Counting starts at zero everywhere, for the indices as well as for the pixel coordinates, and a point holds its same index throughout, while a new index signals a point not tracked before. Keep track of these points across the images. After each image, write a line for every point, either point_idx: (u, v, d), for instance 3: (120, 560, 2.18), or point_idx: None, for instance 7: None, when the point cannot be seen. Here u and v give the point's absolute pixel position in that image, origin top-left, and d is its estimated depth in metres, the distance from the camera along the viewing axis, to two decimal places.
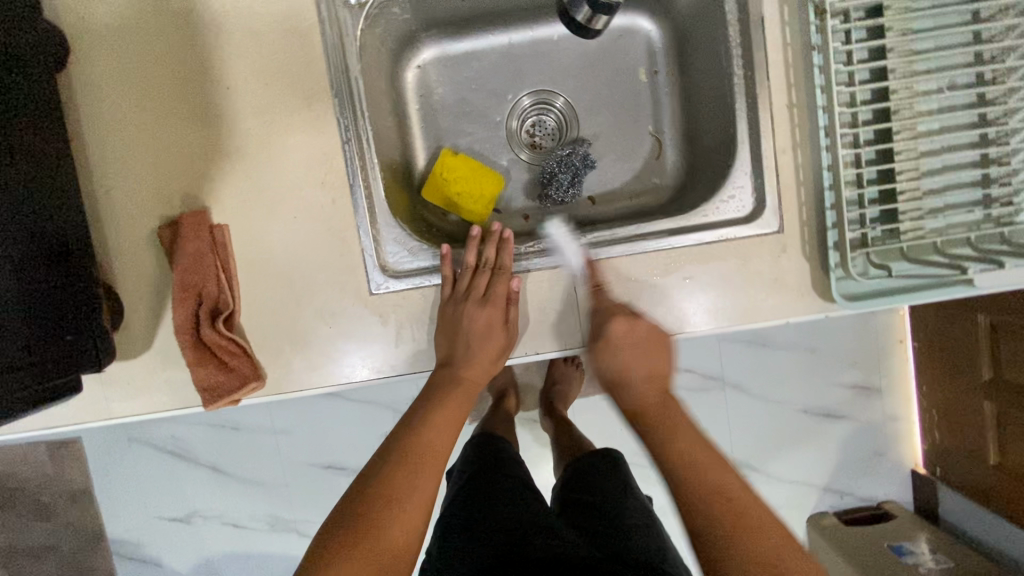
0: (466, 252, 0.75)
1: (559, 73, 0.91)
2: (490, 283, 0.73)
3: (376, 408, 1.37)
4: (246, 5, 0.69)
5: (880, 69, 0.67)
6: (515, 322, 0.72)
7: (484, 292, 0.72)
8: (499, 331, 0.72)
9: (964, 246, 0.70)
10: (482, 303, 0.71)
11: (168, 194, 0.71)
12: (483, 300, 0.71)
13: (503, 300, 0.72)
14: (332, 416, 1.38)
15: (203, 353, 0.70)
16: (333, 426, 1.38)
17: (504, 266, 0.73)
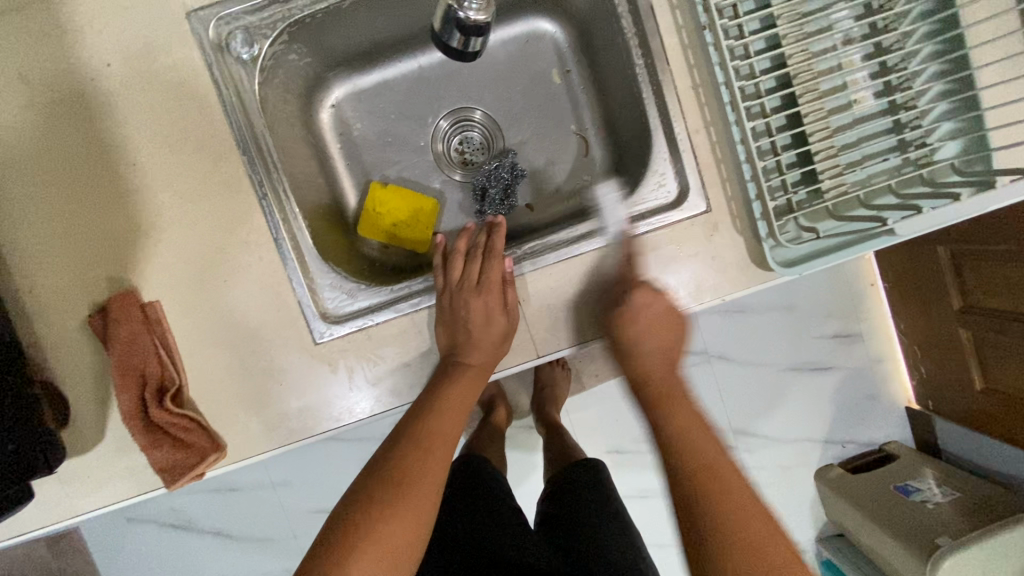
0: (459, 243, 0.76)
1: (475, 89, 0.91)
2: (483, 268, 0.72)
3: (368, 445, 1.36)
4: (137, 79, 0.68)
5: (774, 36, 0.68)
6: (514, 305, 0.71)
7: (480, 277, 0.72)
8: (498, 315, 0.70)
9: (887, 194, 0.70)
10: (479, 287, 0.71)
11: (93, 280, 0.70)
12: (478, 285, 0.71)
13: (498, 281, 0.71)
14: (324, 462, 1.36)
15: (155, 434, 0.69)
16: (327, 471, 1.37)
17: (495, 250, 0.74)
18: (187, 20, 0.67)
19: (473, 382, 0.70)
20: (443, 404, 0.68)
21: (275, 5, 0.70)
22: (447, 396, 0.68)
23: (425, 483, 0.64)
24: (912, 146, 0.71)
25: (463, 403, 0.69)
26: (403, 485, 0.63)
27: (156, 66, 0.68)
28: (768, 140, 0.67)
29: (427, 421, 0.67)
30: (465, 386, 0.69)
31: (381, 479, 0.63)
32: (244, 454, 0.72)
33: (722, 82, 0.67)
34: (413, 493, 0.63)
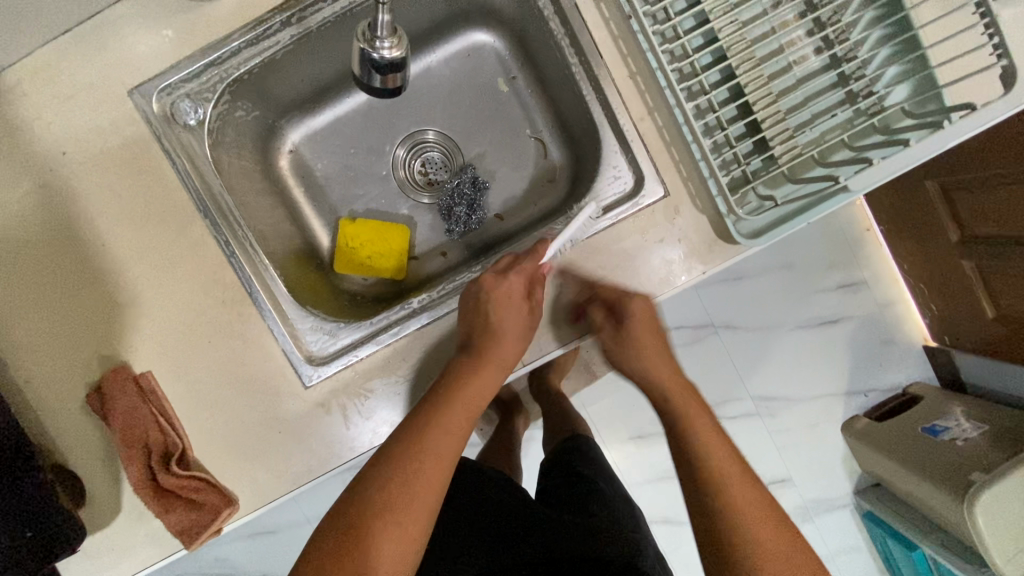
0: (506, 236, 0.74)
1: (427, 110, 0.92)
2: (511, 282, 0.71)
3: None
4: (93, 162, 0.70)
5: (701, 12, 0.68)
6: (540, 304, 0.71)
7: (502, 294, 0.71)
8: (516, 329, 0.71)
9: (843, 148, 0.70)
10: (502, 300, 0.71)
11: (85, 362, 0.72)
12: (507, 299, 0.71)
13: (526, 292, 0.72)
14: None
15: (167, 499, 0.71)
16: None
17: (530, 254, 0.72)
18: (130, 97, 0.69)
19: (484, 389, 0.69)
20: (449, 409, 0.67)
21: (210, 69, 0.71)
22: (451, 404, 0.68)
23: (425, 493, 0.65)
24: (861, 97, 0.70)
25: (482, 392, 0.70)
26: (407, 493, 0.63)
27: (107, 148, 0.70)
28: (712, 116, 0.67)
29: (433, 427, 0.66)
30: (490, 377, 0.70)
31: (384, 488, 0.63)
32: (258, 503, 0.74)
33: (655, 67, 0.66)
34: (413, 497, 0.63)
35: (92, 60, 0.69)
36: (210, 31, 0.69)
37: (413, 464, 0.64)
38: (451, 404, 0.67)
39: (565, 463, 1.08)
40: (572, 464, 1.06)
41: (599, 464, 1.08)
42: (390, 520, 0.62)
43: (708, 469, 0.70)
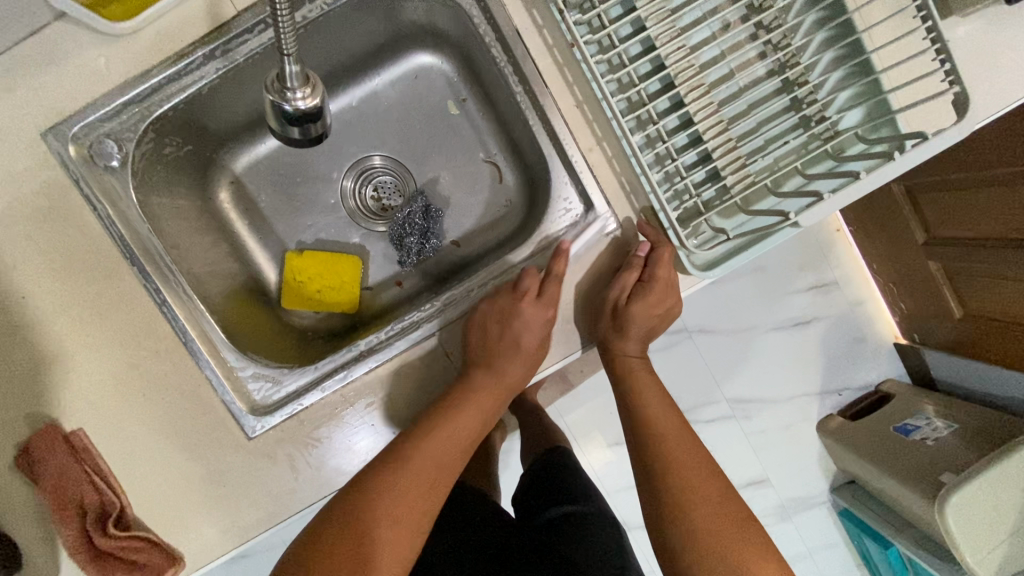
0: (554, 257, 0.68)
1: (375, 134, 0.88)
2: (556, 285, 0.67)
3: None
4: (7, 210, 0.65)
5: (647, 38, 0.65)
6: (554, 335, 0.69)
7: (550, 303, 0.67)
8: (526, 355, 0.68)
9: (796, 175, 0.68)
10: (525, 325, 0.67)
11: (10, 423, 0.67)
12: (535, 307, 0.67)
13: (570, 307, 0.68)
14: None
15: (105, 562, 0.67)
16: None
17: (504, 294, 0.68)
18: (43, 140, 0.65)
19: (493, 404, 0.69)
20: (462, 417, 0.68)
21: (131, 107, 0.66)
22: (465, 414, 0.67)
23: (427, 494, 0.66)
24: (814, 122, 0.68)
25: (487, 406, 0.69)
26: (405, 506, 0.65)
27: (22, 194, 0.65)
28: (663, 147, 0.64)
29: (443, 435, 0.66)
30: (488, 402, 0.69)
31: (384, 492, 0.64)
32: (205, 559, 0.71)
33: (600, 97, 0.63)
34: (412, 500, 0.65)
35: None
36: (130, 67, 0.65)
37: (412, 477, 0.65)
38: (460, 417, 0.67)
39: (543, 478, 1.06)
40: (550, 479, 1.04)
41: (579, 478, 1.04)
42: (392, 518, 0.63)
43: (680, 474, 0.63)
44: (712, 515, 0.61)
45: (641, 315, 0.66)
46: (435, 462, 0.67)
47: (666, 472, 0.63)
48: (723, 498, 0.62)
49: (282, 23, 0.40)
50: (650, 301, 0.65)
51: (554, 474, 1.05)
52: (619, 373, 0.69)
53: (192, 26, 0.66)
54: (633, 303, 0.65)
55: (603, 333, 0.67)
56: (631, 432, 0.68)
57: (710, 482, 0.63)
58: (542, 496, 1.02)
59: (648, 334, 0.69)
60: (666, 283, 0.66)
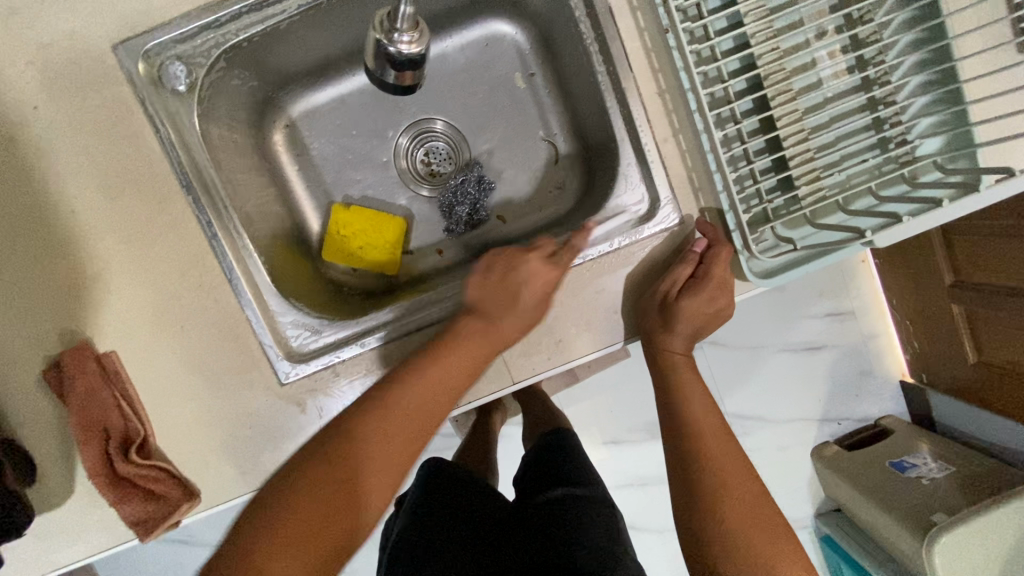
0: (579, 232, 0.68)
1: (436, 97, 0.86)
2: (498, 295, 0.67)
3: None
4: (67, 118, 0.64)
5: (741, 35, 0.63)
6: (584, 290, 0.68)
7: (461, 332, 0.66)
8: (483, 339, 0.66)
9: (867, 195, 0.67)
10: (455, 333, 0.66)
11: (43, 335, 0.67)
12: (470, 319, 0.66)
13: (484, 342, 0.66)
14: None
15: (122, 489, 0.67)
16: None
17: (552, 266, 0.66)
18: (114, 53, 0.63)
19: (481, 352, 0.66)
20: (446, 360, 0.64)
21: (206, 32, 0.65)
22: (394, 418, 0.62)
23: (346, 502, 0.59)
24: (893, 144, 0.67)
25: (473, 355, 0.65)
26: (373, 456, 0.61)
27: (84, 107, 0.64)
28: (740, 148, 0.64)
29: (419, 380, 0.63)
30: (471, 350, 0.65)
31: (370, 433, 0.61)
32: (220, 498, 0.70)
33: (687, 88, 0.62)
34: (388, 432, 0.61)
35: (75, 8, 0.63)
36: None
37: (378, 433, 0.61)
38: (451, 359, 0.64)
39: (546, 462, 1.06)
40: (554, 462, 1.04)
41: (582, 464, 1.05)
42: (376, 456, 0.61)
43: (713, 477, 0.62)
44: (744, 511, 0.61)
45: (691, 310, 0.65)
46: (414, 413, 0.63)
47: (702, 465, 0.63)
48: (758, 499, 0.62)
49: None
50: (701, 298, 0.65)
51: (557, 459, 1.05)
52: (660, 364, 0.68)
53: None
54: (682, 298, 0.65)
55: (649, 325, 0.66)
56: (668, 423, 0.67)
57: (744, 484, 0.62)
58: (545, 476, 1.02)
59: (694, 334, 0.68)
60: (721, 281, 0.65)
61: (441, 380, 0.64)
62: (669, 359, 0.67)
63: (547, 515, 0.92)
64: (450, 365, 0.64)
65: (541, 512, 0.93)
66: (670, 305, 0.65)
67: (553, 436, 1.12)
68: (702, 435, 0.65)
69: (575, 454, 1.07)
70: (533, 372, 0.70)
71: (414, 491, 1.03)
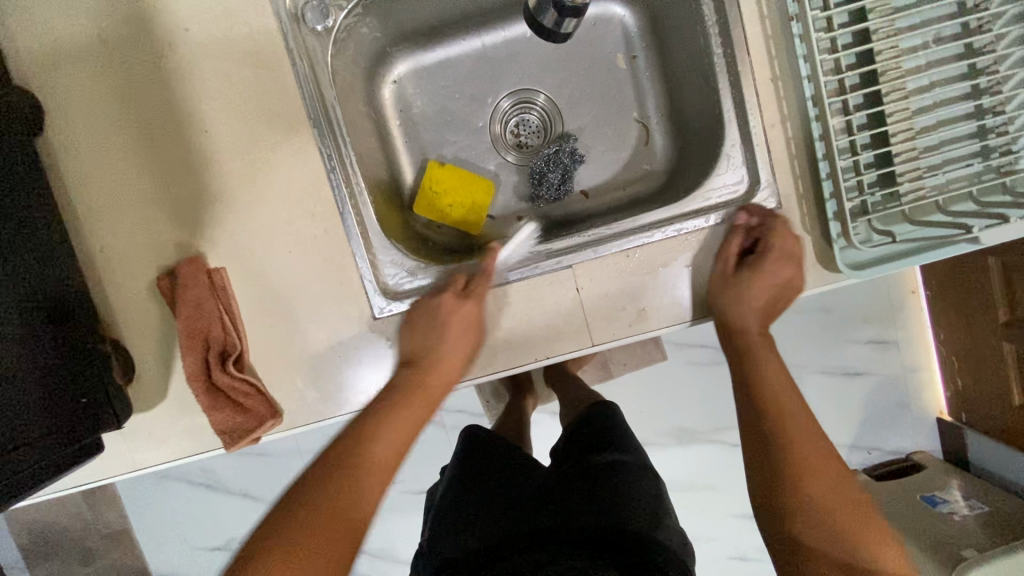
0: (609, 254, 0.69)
1: (538, 71, 0.89)
2: (457, 331, 0.70)
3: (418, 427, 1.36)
4: (213, 44, 0.68)
5: (862, 31, 0.65)
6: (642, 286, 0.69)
7: (444, 348, 0.70)
8: (424, 393, 0.71)
9: (966, 200, 0.68)
10: (420, 366, 0.71)
11: (163, 244, 0.71)
12: (436, 349, 0.70)
13: (470, 350, 0.71)
14: None
15: (216, 397, 0.71)
16: None
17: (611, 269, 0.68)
18: None
19: (413, 412, 0.71)
20: (394, 431, 0.69)
21: None
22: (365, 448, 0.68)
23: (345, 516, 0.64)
24: (996, 153, 0.68)
25: (407, 428, 0.70)
26: (338, 513, 0.64)
27: (231, 35, 0.68)
28: (848, 139, 0.66)
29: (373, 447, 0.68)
30: (415, 401, 0.71)
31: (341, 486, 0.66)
32: (300, 421, 0.74)
33: (806, 75, 0.65)
34: (339, 506, 0.64)
35: None
36: None
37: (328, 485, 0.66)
38: (374, 426, 0.69)
39: (585, 433, 1.04)
40: (592, 431, 1.03)
41: (624, 437, 1.02)
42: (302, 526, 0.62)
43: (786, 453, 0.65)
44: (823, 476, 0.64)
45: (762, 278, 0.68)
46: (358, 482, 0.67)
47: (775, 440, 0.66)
48: (833, 468, 0.65)
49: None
50: (768, 275, 0.68)
51: (598, 430, 1.03)
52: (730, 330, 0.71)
53: None
54: (746, 275, 0.68)
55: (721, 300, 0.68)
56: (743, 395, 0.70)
57: (822, 457, 0.65)
58: (584, 444, 1.01)
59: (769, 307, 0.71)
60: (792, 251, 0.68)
61: (385, 443, 0.69)
62: (745, 328, 0.70)
63: (587, 482, 0.91)
64: (395, 423, 0.69)
65: (581, 478, 0.93)
66: (738, 275, 0.69)
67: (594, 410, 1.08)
68: (788, 406, 0.68)
69: (616, 425, 1.04)
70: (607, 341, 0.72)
71: (453, 464, 1.02)
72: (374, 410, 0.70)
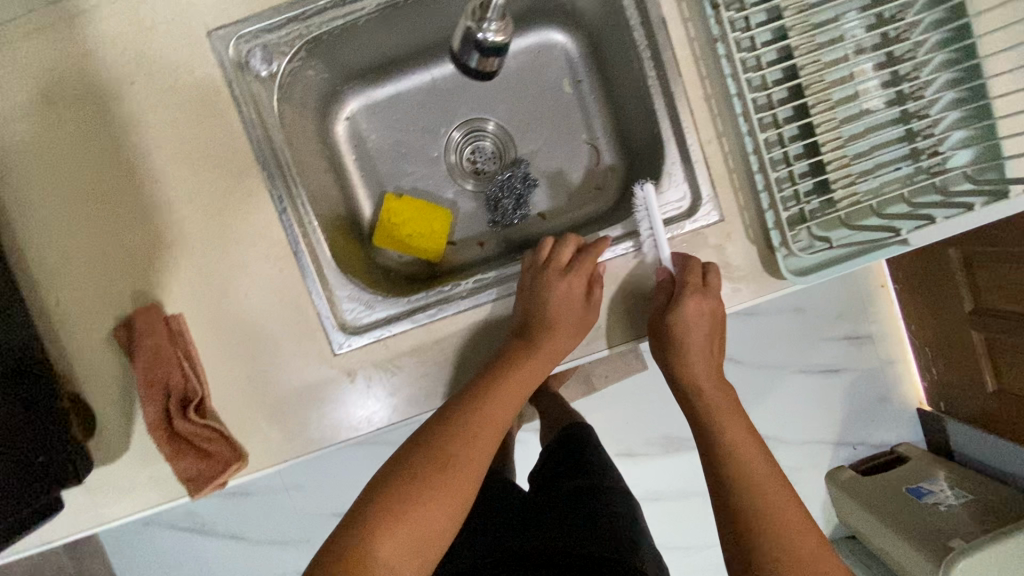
0: (564, 249, 0.74)
1: (488, 99, 0.92)
2: (561, 302, 0.70)
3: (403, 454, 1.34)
4: (157, 96, 0.69)
5: (785, 47, 0.68)
6: (596, 295, 0.71)
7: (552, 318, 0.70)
8: (548, 353, 0.70)
9: (900, 202, 0.71)
10: (537, 338, 0.70)
11: (118, 295, 0.71)
12: (547, 319, 0.70)
13: (578, 330, 0.71)
14: (350, 467, 1.34)
15: (178, 445, 0.70)
16: (354, 473, 1.34)
17: (580, 265, 0.71)
18: (207, 38, 0.68)
19: (539, 368, 0.70)
20: (497, 398, 0.68)
21: (292, 24, 0.70)
22: (497, 404, 0.68)
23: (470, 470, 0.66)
24: (925, 155, 0.71)
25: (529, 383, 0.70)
26: (446, 481, 0.64)
27: (173, 85, 0.69)
28: (781, 151, 0.68)
29: (485, 408, 0.67)
30: (543, 359, 0.70)
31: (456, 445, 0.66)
32: (267, 462, 0.74)
33: (734, 93, 0.67)
34: (465, 464, 0.66)
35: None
36: None
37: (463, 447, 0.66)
38: (514, 377, 0.69)
39: (568, 457, 1.07)
40: (571, 454, 1.08)
41: (602, 459, 1.07)
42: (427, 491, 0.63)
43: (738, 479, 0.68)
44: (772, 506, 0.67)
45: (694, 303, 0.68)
46: (487, 437, 0.68)
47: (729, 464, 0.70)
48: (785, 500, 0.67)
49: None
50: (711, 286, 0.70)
51: (582, 454, 1.07)
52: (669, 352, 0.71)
53: None
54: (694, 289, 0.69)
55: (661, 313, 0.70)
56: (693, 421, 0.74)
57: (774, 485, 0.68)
58: (566, 468, 1.05)
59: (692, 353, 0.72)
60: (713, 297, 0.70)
61: (495, 406, 0.68)
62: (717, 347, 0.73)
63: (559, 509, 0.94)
64: (515, 381, 0.69)
65: (557, 505, 0.96)
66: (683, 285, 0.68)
67: (573, 432, 1.13)
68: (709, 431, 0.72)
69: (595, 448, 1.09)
70: (568, 358, 0.74)
71: None
72: (492, 374, 0.69)
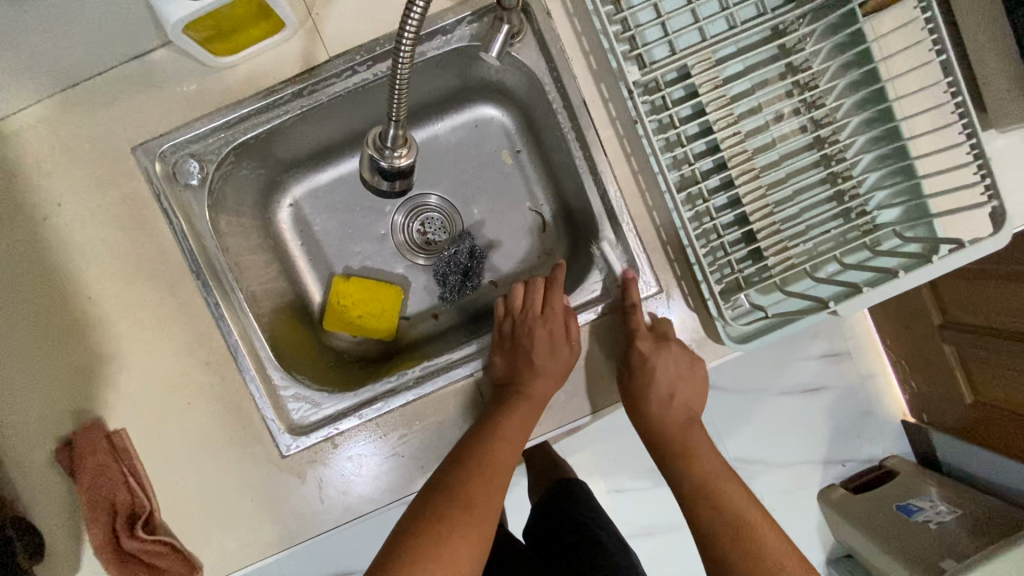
0: (533, 297, 0.77)
1: (429, 175, 0.92)
2: (542, 343, 0.72)
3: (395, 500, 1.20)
4: (89, 214, 0.70)
5: (705, 122, 0.69)
6: (577, 336, 0.72)
7: (537, 361, 0.71)
8: (532, 403, 0.70)
9: (832, 262, 0.72)
10: (524, 382, 0.71)
11: (58, 414, 0.70)
12: (530, 363, 0.71)
13: (563, 372, 0.71)
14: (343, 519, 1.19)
15: (128, 563, 0.69)
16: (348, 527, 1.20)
17: (553, 309, 0.74)
18: (133, 154, 0.69)
19: (530, 415, 0.70)
20: (498, 444, 0.67)
21: (217, 133, 0.71)
22: (501, 445, 0.67)
23: (486, 511, 0.66)
24: (854, 214, 0.71)
25: (523, 430, 0.69)
26: (458, 528, 0.63)
27: (106, 202, 0.70)
28: (710, 224, 0.69)
29: (490, 452, 0.67)
30: (526, 414, 0.70)
31: (465, 492, 0.65)
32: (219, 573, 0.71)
33: (657, 170, 0.67)
34: (476, 509, 0.65)
35: (105, 118, 0.70)
36: (222, 96, 0.70)
37: (469, 491, 0.65)
38: (509, 422, 0.69)
39: (562, 512, 1.07)
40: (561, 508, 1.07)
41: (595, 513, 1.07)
42: (445, 542, 0.62)
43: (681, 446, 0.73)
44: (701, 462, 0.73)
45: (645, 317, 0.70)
46: (492, 482, 0.67)
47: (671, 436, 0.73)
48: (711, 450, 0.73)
49: (395, 102, 0.54)
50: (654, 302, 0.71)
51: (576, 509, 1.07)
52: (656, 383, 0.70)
53: (286, 65, 0.70)
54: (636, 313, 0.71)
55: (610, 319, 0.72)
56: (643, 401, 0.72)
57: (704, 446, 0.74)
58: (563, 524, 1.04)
59: (671, 388, 0.71)
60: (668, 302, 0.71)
61: (499, 451, 0.67)
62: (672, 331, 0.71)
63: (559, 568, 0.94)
64: (510, 429, 0.69)
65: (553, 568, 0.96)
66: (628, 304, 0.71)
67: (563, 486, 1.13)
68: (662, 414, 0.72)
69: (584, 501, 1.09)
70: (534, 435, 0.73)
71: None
72: (494, 414, 0.70)
